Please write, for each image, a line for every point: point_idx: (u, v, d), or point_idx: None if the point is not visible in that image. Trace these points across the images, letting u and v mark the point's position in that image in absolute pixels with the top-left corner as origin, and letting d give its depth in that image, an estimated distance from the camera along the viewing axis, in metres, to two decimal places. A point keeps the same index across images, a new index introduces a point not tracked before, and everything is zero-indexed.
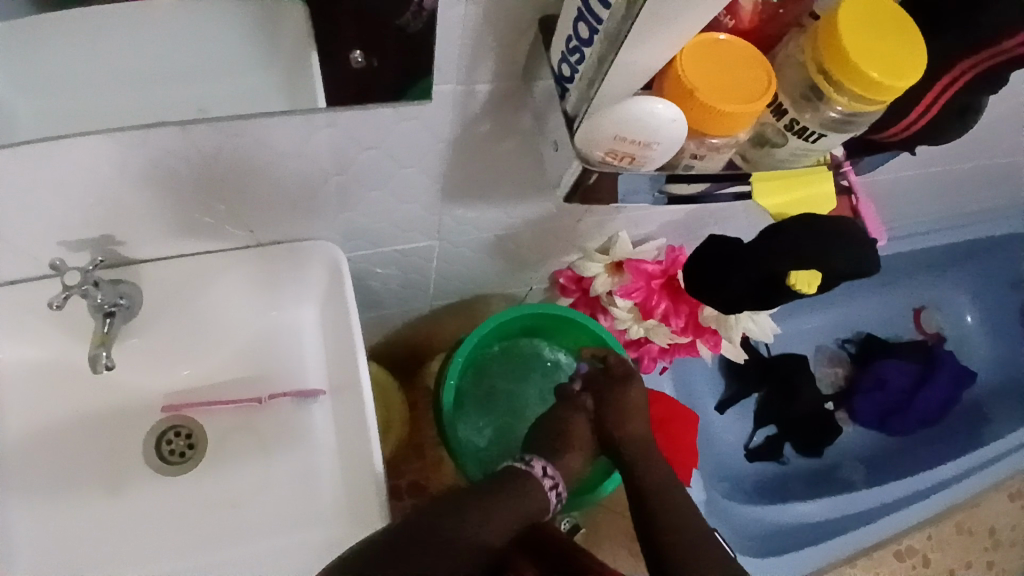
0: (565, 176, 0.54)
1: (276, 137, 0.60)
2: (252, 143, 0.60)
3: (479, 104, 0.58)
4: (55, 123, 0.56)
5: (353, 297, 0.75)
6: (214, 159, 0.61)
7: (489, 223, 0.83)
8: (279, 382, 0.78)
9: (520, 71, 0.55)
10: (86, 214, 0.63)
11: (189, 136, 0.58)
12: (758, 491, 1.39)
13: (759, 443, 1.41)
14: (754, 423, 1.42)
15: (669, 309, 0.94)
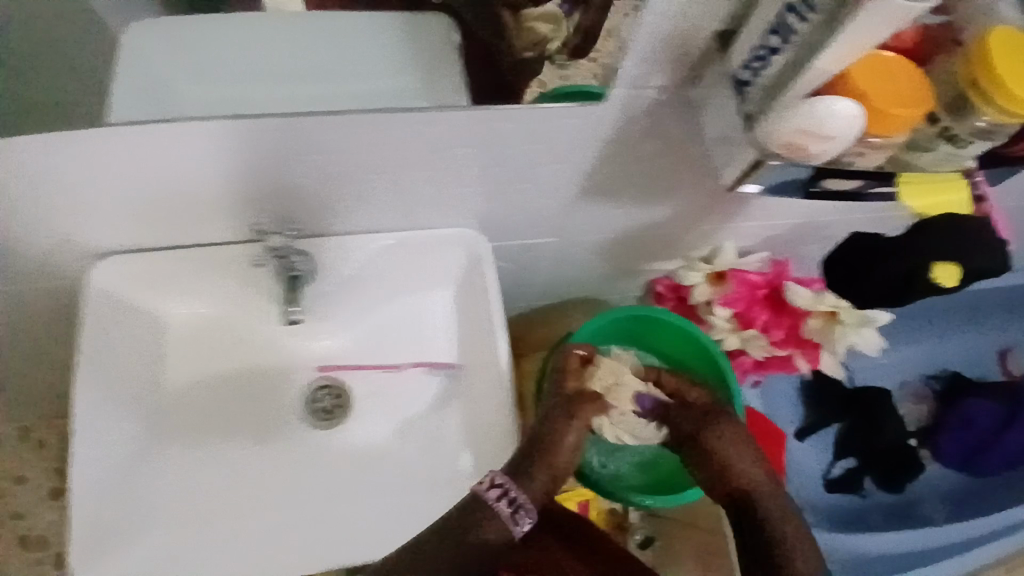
0: (734, 168, 0.63)
1: (462, 128, 0.68)
2: (440, 132, 0.68)
3: (642, 105, 0.66)
4: (291, 105, 0.66)
5: (495, 279, 0.79)
6: (403, 145, 0.70)
7: (612, 224, 0.89)
8: (416, 354, 0.83)
9: (686, 77, 0.63)
10: (285, 186, 0.72)
11: (393, 122, 0.66)
12: (835, 520, 1.38)
13: (839, 474, 1.41)
14: (833, 454, 1.43)
15: (770, 321, 0.99)
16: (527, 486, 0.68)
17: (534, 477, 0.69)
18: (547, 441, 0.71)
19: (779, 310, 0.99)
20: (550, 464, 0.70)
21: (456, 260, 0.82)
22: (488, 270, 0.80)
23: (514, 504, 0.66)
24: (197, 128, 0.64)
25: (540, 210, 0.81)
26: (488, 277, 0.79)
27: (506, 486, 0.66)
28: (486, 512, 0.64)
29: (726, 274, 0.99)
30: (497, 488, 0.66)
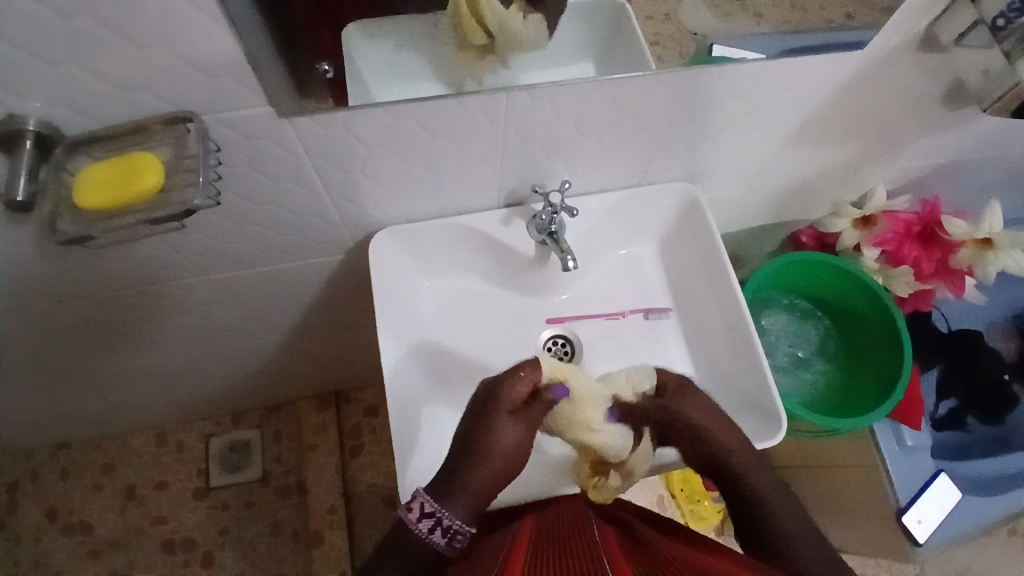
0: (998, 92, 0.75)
1: (725, 89, 0.71)
2: (705, 97, 0.71)
3: (886, 48, 0.71)
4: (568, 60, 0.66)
5: (713, 219, 0.84)
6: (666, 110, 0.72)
7: (798, 171, 0.94)
8: (634, 300, 0.87)
9: (937, 19, 0.68)
10: (546, 155, 0.74)
11: (671, 88, 0.68)
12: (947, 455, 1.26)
13: (943, 414, 1.30)
14: (934, 393, 1.31)
15: (921, 255, 1.09)
16: (459, 507, 0.65)
17: (470, 492, 0.66)
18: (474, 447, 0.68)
19: (928, 244, 1.09)
20: (471, 488, 0.66)
21: (671, 207, 0.86)
22: (708, 216, 0.83)
23: (449, 533, 0.64)
24: (456, 105, 0.61)
25: (751, 163, 0.87)
26: (711, 223, 0.83)
27: (437, 514, 0.64)
28: (408, 537, 0.64)
29: (880, 216, 1.07)
30: (428, 519, 0.64)
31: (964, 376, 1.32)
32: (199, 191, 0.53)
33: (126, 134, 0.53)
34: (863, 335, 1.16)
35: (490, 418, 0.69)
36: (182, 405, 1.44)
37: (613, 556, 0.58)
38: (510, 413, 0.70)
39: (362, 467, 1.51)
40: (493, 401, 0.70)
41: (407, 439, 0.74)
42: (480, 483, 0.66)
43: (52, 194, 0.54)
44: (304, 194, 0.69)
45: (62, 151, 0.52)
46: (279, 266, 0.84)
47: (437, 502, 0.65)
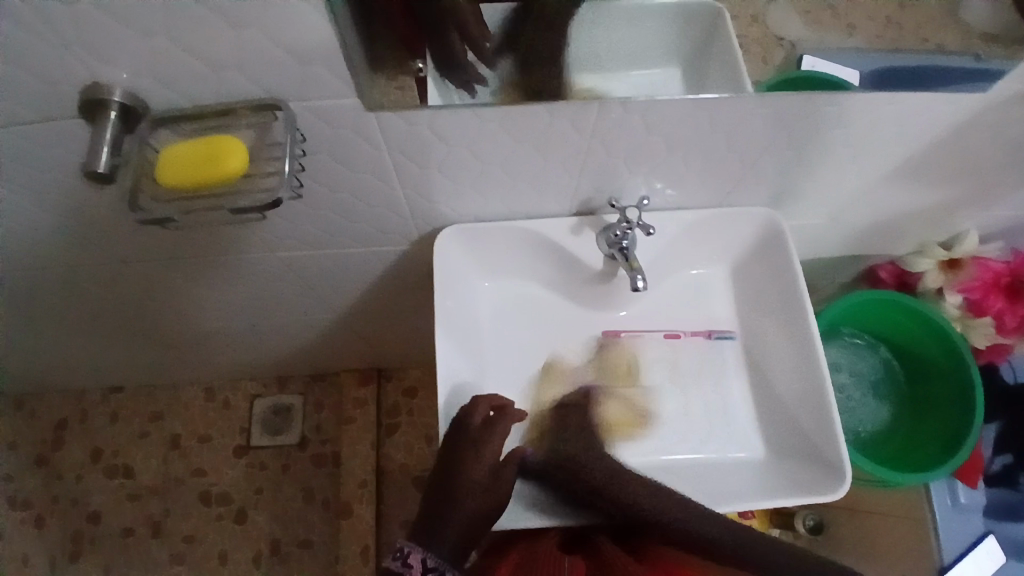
0: None
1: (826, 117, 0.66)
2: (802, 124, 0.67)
3: (1011, 89, 0.66)
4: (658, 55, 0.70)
5: (795, 249, 0.79)
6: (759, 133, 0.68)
7: (888, 208, 0.88)
8: (698, 322, 0.83)
9: None
10: (625, 169, 0.71)
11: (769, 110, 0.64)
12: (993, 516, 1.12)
13: (997, 470, 1.15)
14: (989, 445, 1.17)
15: (1005, 308, 1.02)
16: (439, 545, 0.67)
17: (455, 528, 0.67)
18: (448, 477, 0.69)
19: (1012, 298, 1.02)
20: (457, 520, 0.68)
21: (748, 232, 0.82)
22: (790, 246, 0.79)
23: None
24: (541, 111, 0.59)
25: (841, 195, 0.82)
26: (791, 253, 0.79)
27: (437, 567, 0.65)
28: None
29: (968, 262, 1.01)
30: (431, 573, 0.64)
31: None
32: (284, 182, 0.52)
33: (213, 115, 0.53)
34: (932, 383, 1.09)
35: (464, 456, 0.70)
36: (232, 365, 1.48)
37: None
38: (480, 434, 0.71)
39: (396, 447, 1.52)
40: (460, 435, 0.71)
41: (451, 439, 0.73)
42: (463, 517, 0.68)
43: (134, 169, 0.54)
44: (377, 184, 0.68)
45: (148, 123, 0.53)
46: (342, 250, 0.84)
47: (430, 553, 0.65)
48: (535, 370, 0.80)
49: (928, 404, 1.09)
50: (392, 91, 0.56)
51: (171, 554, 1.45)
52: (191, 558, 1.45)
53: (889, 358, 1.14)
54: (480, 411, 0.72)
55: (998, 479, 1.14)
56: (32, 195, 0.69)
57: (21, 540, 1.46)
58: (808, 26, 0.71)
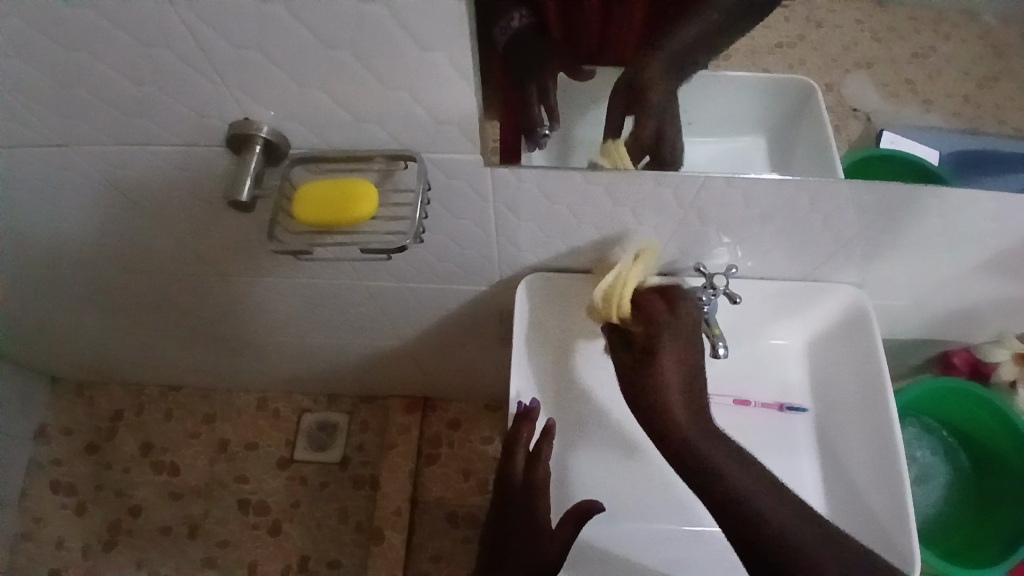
0: None
1: (914, 204, 0.68)
2: (892, 210, 0.69)
3: None
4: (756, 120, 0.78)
5: (878, 331, 0.79)
6: (850, 216, 0.70)
7: (972, 298, 0.88)
8: (770, 392, 0.83)
9: None
10: (713, 236, 0.72)
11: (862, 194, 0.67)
12: None
13: None
14: None
15: None
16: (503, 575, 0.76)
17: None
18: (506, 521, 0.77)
19: None
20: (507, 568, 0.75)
21: (829, 308, 0.82)
22: (873, 327, 0.79)
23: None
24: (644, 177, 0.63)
25: (928, 282, 0.82)
26: (875, 337, 0.78)
27: None
28: None
29: None
30: None
31: None
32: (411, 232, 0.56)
33: (347, 160, 0.58)
34: (999, 480, 1.05)
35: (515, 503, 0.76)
36: (286, 378, 1.52)
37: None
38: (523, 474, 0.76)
39: (435, 477, 1.52)
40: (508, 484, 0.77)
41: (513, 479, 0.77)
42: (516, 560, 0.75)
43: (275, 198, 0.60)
44: (475, 229, 0.71)
45: (289, 162, 0.58)
46: (425, 285, 0.87)
47: None
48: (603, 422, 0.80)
49: (992, 501, 1.05)
50: (494, 140, 0.59)
51: (205, 557, 1.47)
52: (224, 564, 1.47)
53: (956, 448, 1.09)
54: (519, 458, 0.77)
55: None
56: (155, 205, 0.75)
57: (65, 525, 1.51)
58: (882, 99, 0.86)
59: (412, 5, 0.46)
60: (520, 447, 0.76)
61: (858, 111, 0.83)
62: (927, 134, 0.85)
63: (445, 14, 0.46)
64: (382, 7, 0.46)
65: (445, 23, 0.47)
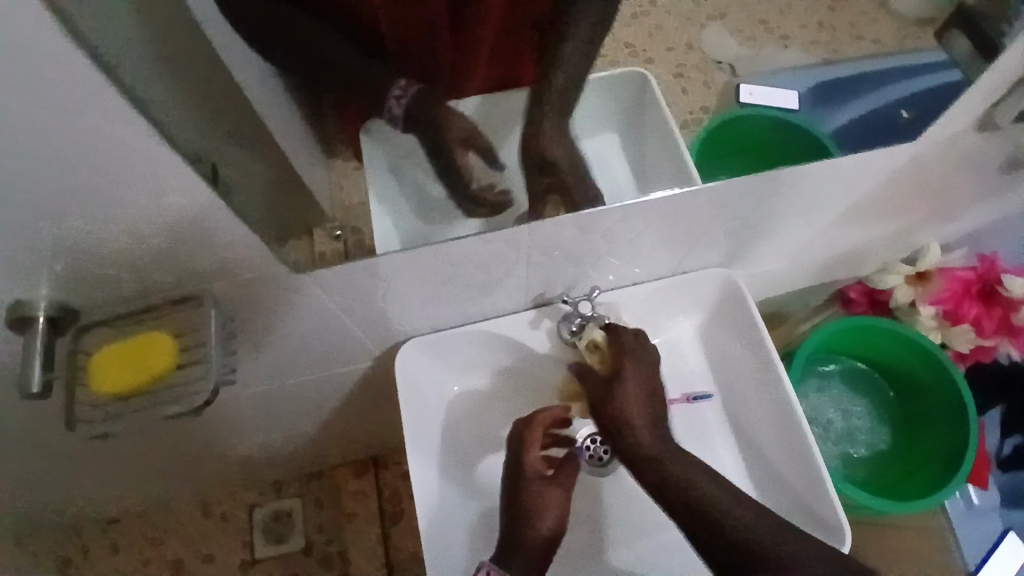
0: None
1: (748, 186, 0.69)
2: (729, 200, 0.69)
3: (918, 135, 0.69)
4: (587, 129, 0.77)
5: (755, 305, 0.80)
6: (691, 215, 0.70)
7: (842, 244, 0.90)
8: (673, 389, 0.83)
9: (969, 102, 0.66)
10: (568, 267, 0.72)
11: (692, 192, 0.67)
12: (1007, 502, 1.22)
13: (1009, 454, 1.24)
14: (997, 433, 1.26)
15: (980, 313, 1.05)
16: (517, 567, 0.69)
17: None
18: (524, 507, 0.72)
19: (987, 302, 1.05)
20: None
21: (707, 292, 0.83)
22: (749, 302, 0.80)
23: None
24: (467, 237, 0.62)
25: (795, 243, 0.84)
26: (753, 313, 0.80)
27: None
28: None
29: (935, 273, 1.03)
30: None
31: None
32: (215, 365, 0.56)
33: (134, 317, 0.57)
34: (916, 401, 1.09)
35: (528, 491, 0.73)
36: (222, 479, 1.45)
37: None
38: (542, 479, 0.74)
39: (402, 535, 1.47)
40: (521, 476, 0.74)
41: (447, 552, 0.73)
42: (532, 545, 0.70)
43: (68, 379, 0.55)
44: (325, 321, 0.68)
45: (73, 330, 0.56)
46: (309, 376, 0.84)
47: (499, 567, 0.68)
48: None
49: (913, 424, 1.09)
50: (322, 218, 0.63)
51: None
52: None
53: (869, 379, 1.13)
54: (539, 437, 0.76)
55: (1011, 463, 1.23)
56: None
57: None
58: (743, 43, 0.86)
59: (116, 155, 0.44)
60: (541, 429, 0.76)
61: (721, 62, 0.84)
62: (782, 76, 0.85)
63: (152, 150, 0.44)
64: (100, 153, 0.43)
65: (159, 157, 0.45)
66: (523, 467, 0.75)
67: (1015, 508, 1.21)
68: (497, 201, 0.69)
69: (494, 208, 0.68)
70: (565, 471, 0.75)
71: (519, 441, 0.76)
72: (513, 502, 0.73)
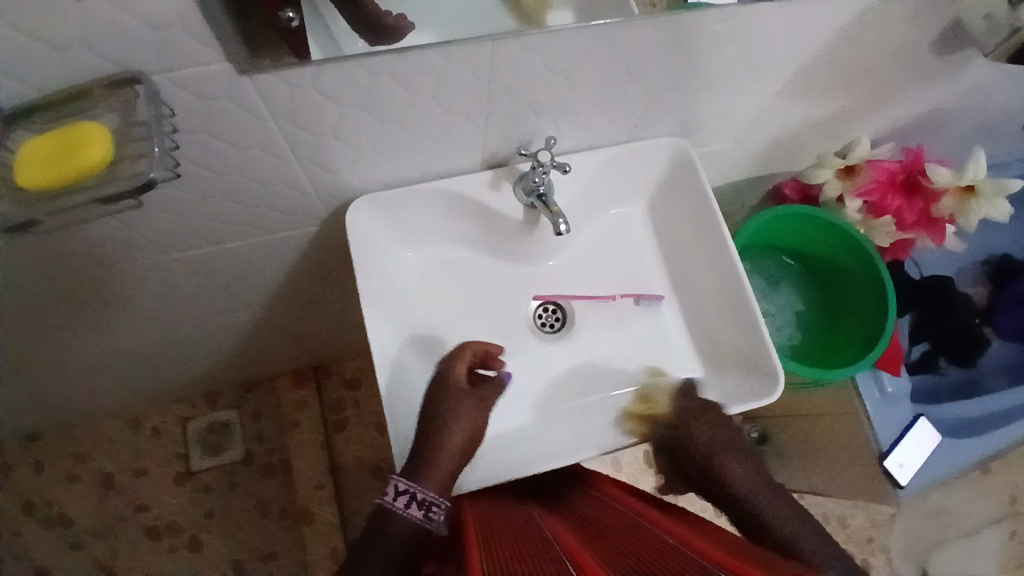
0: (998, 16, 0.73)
1: (715, 39, 0.67)
2: (692, 51, 0.68)
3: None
4: None
5: (706, 174, 0.82)
6: (652, 67, 0.69)
7: (786, 124, 0.92)
8: (621, 260, 0.87)
9: None
10: (526, 121, 0.71)
11: (660, 30, 0.63)
12: (915, 396, 1.33)
13: (916, 357, 1.36)
14: (907, 339, 1.37)
15: (904, 205, 1.11)
16: (432, 479, 0.69)
17: (434, 472, 0.69)
18: (439, 418, 0.73)
19: (910, 195, 1.11)
20: (429, 477, 0.69)
21: (660, 163, 0.84)
22: (698, 171, 0.82)
23: (424, 505, 0.68)
24: (426, 70, 0.58)
25: (744, 116, 0.85)
26: (702, 181, 0.82)
27: (411, 489, 0.68)
28: (389, 515, 0.68)
29: (865, 165, 1.07)
30: (403, 495, 0.68)
31: (936, 322, 1.36)
32: (155, 160, 0.53)
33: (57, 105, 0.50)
34: (840, 287, 1.17)
35: (447, 402, 0.74)
36: (153, 389, 1.38)
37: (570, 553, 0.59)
38: (463, 393, 0.76)
39: (347, 440, 1.48)
40: (444, 387, 0.76)
41: (408, 414, 0.75)
42: (446, 459, 0.71)
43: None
44: (271, 160, 0.64)
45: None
46: (248, 239, 0.80)
47: (411, 480, 0.68)
48: (471, 329, 0.83)
49: (835, 310, 1.18)
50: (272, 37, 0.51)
51: None
52: None
53: (795, 273, 1.22)
54: (463, 361, 0.78)
55: (918, 365, 1.34)
56: None
57: None
58: None
59: None
60: (467, 355, 0.78)
61: None
62: None
63: None
64: None
65: None
66: (447, 378, 0.77)
67: (922, 401, 1.31)
68: (397, 26, 0.59)
69: (395, 33, 0.58)
70: (489, 390, 0.78)
71: (446, 361, 0.78)
72: (428, 411, 0.74)
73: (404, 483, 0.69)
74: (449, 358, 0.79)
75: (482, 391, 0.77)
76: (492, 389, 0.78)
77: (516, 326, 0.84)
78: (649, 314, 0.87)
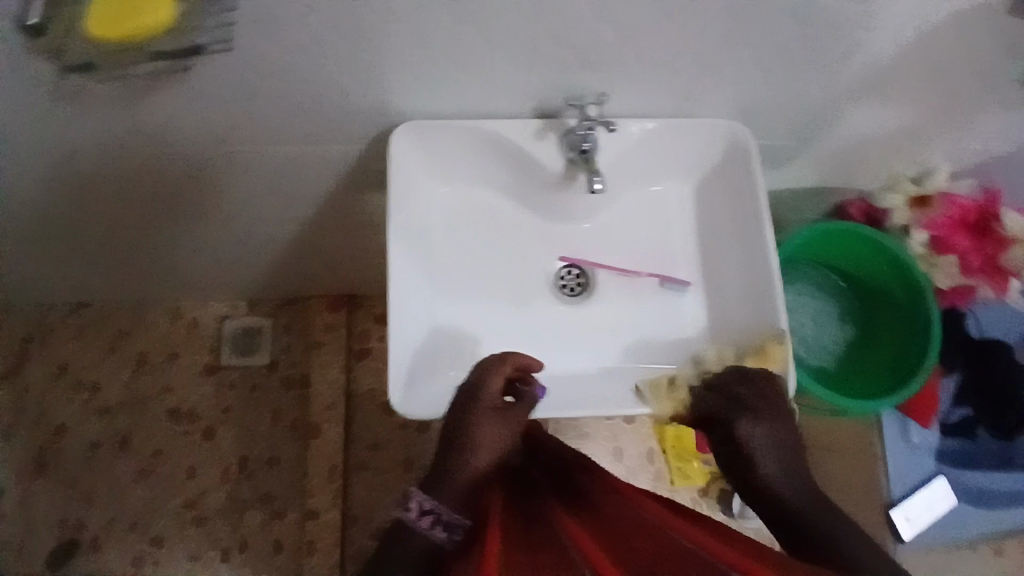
0: None
1: (781, 13, 0.66)
2: (756, 22, 0.67)
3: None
4: None
5: (758, 163, 0.81)
6: (713, 33, 0.68)
7: (854, 132, 0.89)
8: (654, 238, 0.86)
9: None
10: (577, 70, 0.71)
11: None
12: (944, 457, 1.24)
13: (956, 420, 1.24)
14: (950, 398, 1.25)
15: (970, 247, 1.04)
16: (449, 496, 0.67)
17: (451, 486, 0.68)
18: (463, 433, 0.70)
19: (979, 236, 1.05)
20: (448, 490, 0.67)
21: (715, 144, 0.83)
22: (751, 158, 0.81)
23: (449, 527, 0.66)
24: None
25: (809, 112, 0.83)
26: (754, 169, 0.80)
27: (435, 510, 0.67)
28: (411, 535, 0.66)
29: (937, 197, 1.01)
30: (428, 515, 0.66)
31: (988, 388, 1.24)
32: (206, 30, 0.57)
33: None
34: (886, 320, 1.12)
35: (474, 416, 0.70)
36: (198, 283, 1.46)
37: (572, 533, 0.58)
38: (493, 410, 0.71)
39: (366, 371, 1.52)
40: (473, 400, 0.71)
41: (410, 336, 0.78)
42: (469, 473, 0.69)
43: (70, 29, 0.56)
44: (326, 61, 0.67)
45: None
46: (297, 146, 0.83)
47: (433, 497, 0.67)
48: (490, 273, 0.84)
49: (874, 342, 1.13)
50: None
51: (139, 467, 1.46)
52: (160, 470, 1.46)
53: (841, 297, 1.18)
54: (498, 378, 0.72)
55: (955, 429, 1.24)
56: None
57: None
58: None
59: None
60: (506, 369, 0.73)
61: None
62: None
63: None
64: None
65: None
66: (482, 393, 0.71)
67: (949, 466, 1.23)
68: None
69: None
70: (521, 406, 0.73)
71: (482, 374, 0.72)
72: (456, 429, 0.70)
73: (428, 502, 0.67)
74: (487, 366, 0.73)
75: (514, 411, 0.72)
76: (523, 410, 0.73)
77: (536, 279, 0.85)
78: (672, 297, 0.85)
